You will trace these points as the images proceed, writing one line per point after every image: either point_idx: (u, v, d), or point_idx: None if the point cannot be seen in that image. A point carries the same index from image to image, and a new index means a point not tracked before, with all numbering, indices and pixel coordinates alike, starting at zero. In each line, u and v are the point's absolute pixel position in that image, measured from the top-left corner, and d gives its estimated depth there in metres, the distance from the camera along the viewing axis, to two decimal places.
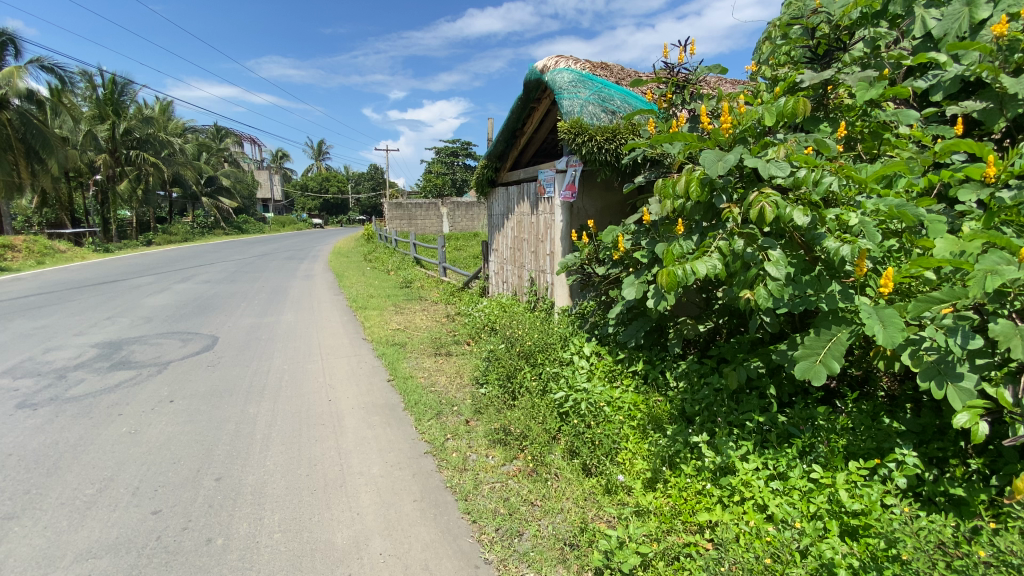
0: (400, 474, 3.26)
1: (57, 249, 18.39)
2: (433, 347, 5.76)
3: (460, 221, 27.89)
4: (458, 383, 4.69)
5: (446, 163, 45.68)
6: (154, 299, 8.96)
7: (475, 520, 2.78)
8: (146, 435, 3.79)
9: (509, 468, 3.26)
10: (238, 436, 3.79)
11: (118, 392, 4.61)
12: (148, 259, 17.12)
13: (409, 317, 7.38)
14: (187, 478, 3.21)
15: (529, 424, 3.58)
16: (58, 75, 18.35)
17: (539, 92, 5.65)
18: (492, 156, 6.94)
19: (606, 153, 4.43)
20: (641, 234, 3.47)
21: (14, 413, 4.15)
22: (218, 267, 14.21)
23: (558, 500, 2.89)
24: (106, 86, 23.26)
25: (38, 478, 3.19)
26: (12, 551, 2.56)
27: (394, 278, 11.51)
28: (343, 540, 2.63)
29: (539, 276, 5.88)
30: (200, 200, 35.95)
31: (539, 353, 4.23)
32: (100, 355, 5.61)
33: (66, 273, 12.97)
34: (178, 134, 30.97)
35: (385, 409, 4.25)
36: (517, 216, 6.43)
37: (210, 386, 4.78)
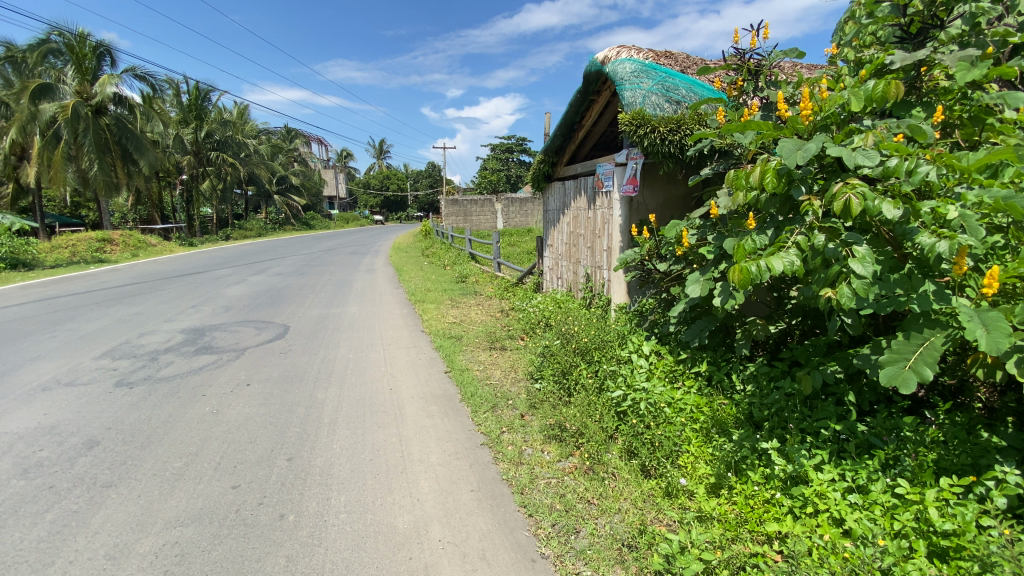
0: (457, 463, 3.32)
1: (151, 244, 20.17)
2: (488, 341, 5.82)
3: (514, 216, 27.90)
4: (513, 377, 4.71)
5: (502, 161, 46.10)
6: (232, 290, 9.65)
7: (532, 514, 2.78)
8: (226, 415, 4.09)
9: (565, 465, 3.23)
10: (308, 419, 4.01)
11: (201, 374, 4.99)
12: (227, 253, 18.49)
13: (465, 311, 7.50)
14: (263, 457, 3.43)
15: (586, 421, 3.52)
16: (149, 83, 20.12)
17: (599, 85, 5.55)
18: (550, 151, 6.89)
19: (669, 144, 4.29)
20: (707, 229, 3.35)
21: (113, 390, 4.60)
22: (288, 261, 15.06)
23: (616, 500, 2.83)
24: (191, 93, 25.21)
25: (134, 451, 3.52)
26: (110, 516, 2.82)
27: (451, 273, 11.72)
28: (404, 524, 2.72)
29: (595, 272, 5.80)
30: (272, 198, 38.33)
31: (596, 351, 4.16)
32: (187, 340, 6.10)
33: (157, 265, 14.25)
34: (253, 136, 33.16)
35: (443, 399, 4.34)
36: (574, 211, 6.35)
37: (282, 372, 5.08)
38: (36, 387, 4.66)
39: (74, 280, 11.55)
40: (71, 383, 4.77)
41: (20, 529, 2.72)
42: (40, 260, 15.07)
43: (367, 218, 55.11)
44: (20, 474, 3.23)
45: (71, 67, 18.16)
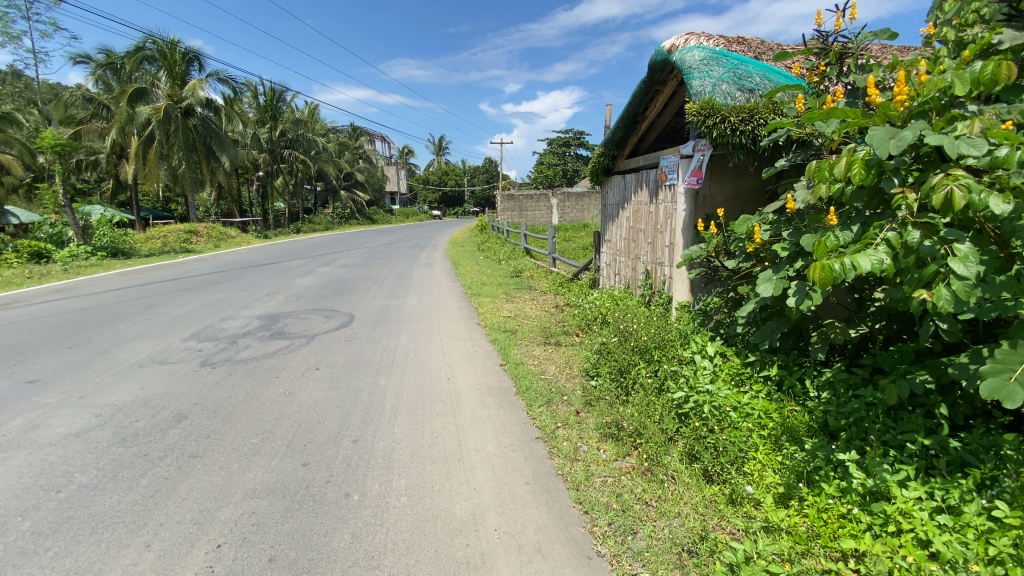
0: (513, 455, 3.35)
1: (230, 236, 21.72)
2: (543, 336, 5.81)
3: (570, 211, 27.57)
4: (569, 372, 4.68)
5: (558, 155, 46.02)
6: (302, 280, 10.21)
7: (588, 511, 2.75)
8: (298, 396, 4.35)
9: (622, 465, 3.17)
10: (371, 404, 4.19)
11: (276, 357, 5.34)
12: (297, 245, 19.61)
13: (519, 305, 7.53)
14: (330, 438, 3.62)
15: (644, 421, 3.42)
16: (232, 86, 21.65)
17: (664, 74, 5.37)
18: (610, 143, 6.73)
19: (740, 135, 4.09)
20: (782, 225, 3.17)
21: (199, 369, 5.02)
22: (353, 254, 15.77)
23: (675, 503, 2.75)
24: (268, 95, 26.88)
25: (216, 426, 3.82)
26: (197, 484, 3.08)
27: (506, 267, 11.83)
28: (461, 511, 2.78)
29: (655, 268, 5.64)
30: (338, 194, 40.25)
31: (656, 350, 4.04)
32: (263, 326, 6.54)
33: (237, 256, 15.35)
34: (322, 134, 34.90)
35: (498, 391, 4.40)
36: (634, 205, 6.19)
37: (348, 358, 5.33)
38: (133, 363, 5.16)
39: (167, 268, 12.68)
40: (163, 361, 5.25)
41: (119, 491, 3.02)
42: (136, 249, 16.61)
43: (425, 213, 56.61)
44: (119, 442, 3.59)
45: (163, 72, 19.77)
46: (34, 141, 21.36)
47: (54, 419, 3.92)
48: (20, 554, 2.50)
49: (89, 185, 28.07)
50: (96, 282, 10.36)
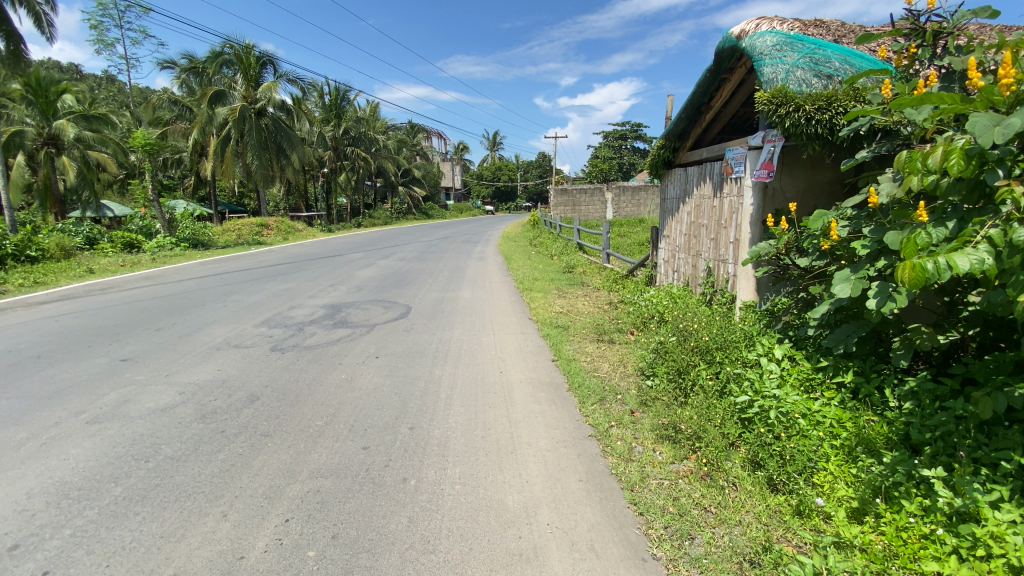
0: (566, 451, 3.33)
1: (297, 229, 22.91)
2: (596, 333, 5.73)
3: (625, 206, 26.94)
4: (622, 371, 4.58)
5: (613, 149, 45.37)
6: (362, 272, 10.63)
7: (643, 512, 2.70)
8: (359, 382, 4.55)
9: (679, 468, 3.07)
10: (426, 393, 4.31)
11: (339, 345, 5.60)
12: (357, 238, 20.41)
13: (572, 301, 7.46)
14: (389, 423, 3.75)
15: (704, 424, 3.29)
16: (300, 87, 22.79)
17: (732, 62, 5.14)
18: (672, 135, 6.52)
19: (816, 125, 3.85)
20: (862, 220, 2.96)
21: (270, 353, 5.35)
22: (409, 248, 16.24)
23: (736, 511, 2.64)
24: (333, 94, 28.11)
25: (285, 407, 4.07)
26: (268, 461, 3.29)
27: (558, 263, 11.77)
28: (514, 503, 2.80)
29: (718, 266, 5.43)
30: (396, 189, 41.53)
31: (717, 351, 3.88)
32: (327, 314, 6.87)
33: (302, 248, 16.20)
34: (382, 132, 36.08)
35: (550, 387, 4.39)
36: (696, 199, 5.97)
37: (405, 348, 5.50)
38: (212, 346, 5.57)
39: (241, 258, 13.59)
40: (238, 345, 5.64)
41: (200, 464, 3.28)
42: (214, 241, 17.89)
43: (478, 208, 57.37)
44: (200, 418, 3.89)
45: (240, 75, 21.10)
46: (129, 141, 23.46)
47: (145, 395, 4.31)
48: (114, 517, 2.76)
49: (174, 181, 30.47)
50: (179, 271, 11.25)
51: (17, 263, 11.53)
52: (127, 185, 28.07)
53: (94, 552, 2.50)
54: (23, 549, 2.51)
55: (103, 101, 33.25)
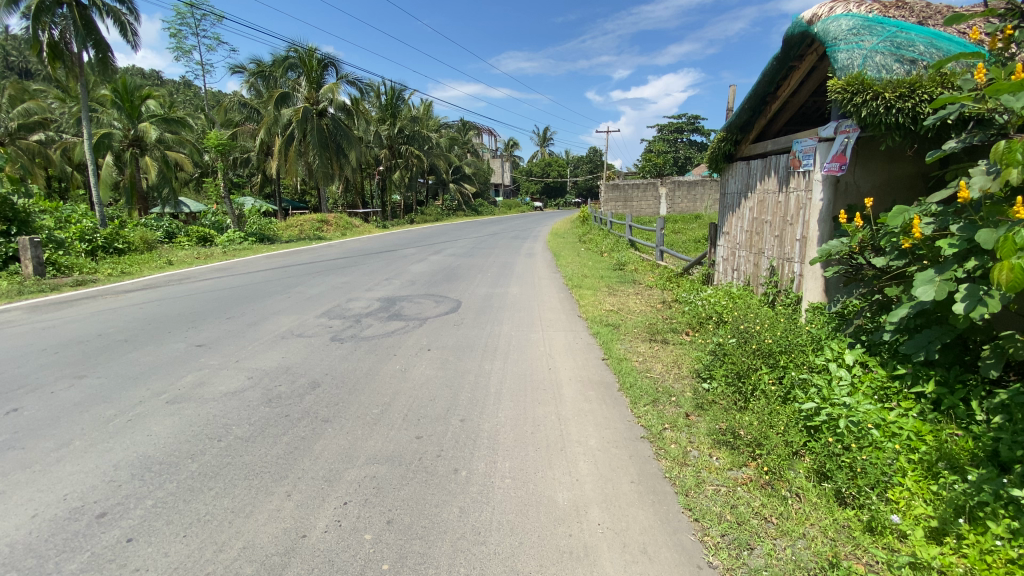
0: (617, 452, 3.28)
1: (354, 225, 23.76)
2: (648, 332, 5.59)
3: (680, 202, 26.08)
4: (677, 372, 4.45)
5: (668, 143, 44.17)
6: (415, 267, 10.90)
7: (698, 518, 2.61)
8: (412, 373, 4.67)
9: (737, 475, 2.95)
10: (476, 386, 4.37)
11: (393, 337, 5.78)
12: (410, 234, 20.94)
13: (623, 300, 7.32)
14: (441, 415, 3.83)
15: (765, 431, 3.15)
16: (359, 87, 23.60)
17: (803, 48, 4.85)
18: (733, 127, 6.21)
19: (897, 114, 3.56)
20: (950, 217, 2.72)
21: (330, 343, 5.60)
22: (460, 244, 16.48)
23: (800, 523, 2.51)
24: (389, 94, 28.92)
25: (344, 394, 4.25)
26: (328, 445, 3.45)
27: (609, 259, 11.58)
28: (564, 501, 2.79)
29: (783, 265, 5.16)
30: (447, 186, 42.24)
31: (781, 355, 3.69)
32: (382, 307, 7.10)
33: (359, 243, 16.80)
34: (435, 129, 36.76)
35: (601, 386, 4.33)
36: (760, 195, 5.70)
37: (456, 342, 5.59)
38: (277, 335, 5.89)
39: (302, 253, 14.28)
40: (301, 334, 5.93)
41: (267, 445, 3.48)
42: (278, 236, 18.90)
43: (528, 205, 57.45)
44: (267, 402, 4.13)
45: (303, 77, 22.11)
46: (204, 142, 25.16)
47: (218, 379, 4.63)
48: (190, 491, 2.98)
49: (243, 179, 32.41)
50: (247, 264, 11.97)
51: (107, 254, 12.65)
52: (201, 183, 30.14)
53: (173, 523, 2.71)
54: (110, 517, 2.75)
55: (181, 106, 35.83)
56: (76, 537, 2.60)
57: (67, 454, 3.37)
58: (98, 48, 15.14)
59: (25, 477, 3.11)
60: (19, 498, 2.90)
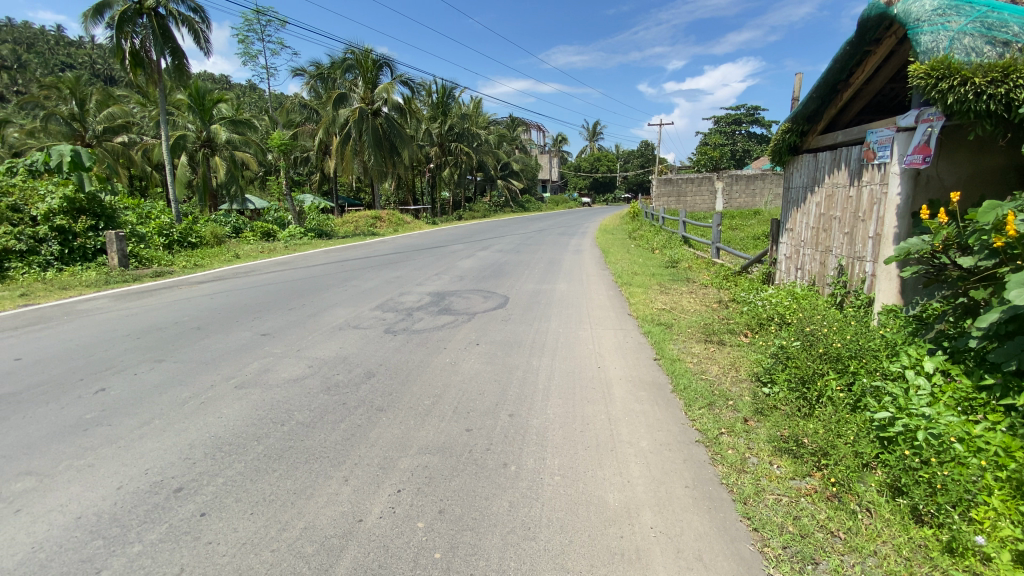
0: (670, 455, 3.20)
1: (405, 221, 24.38)
2: (703, 333, 5.41)
3: (738, 196, 24.97)
4: (734, 375, 4.28)
5: (724, 136, 42.50)
6: (464, 263, 11.06)
7: (757, 528, 2.51)
8: (461, 367, 4.75)
9: (801, 486, 2.81)
10: (525, 382, 4.38)
11: (443, 330, 5.89)
12: (459, 230, 21.25)
13: (676, 298, 7.11)
14: (490, 409, 3.87)
15: (832, 441, 2.98)
16: (412, 86, 24.15)
17: (879, 32, 4.53)
18: (800, 118, 5.89)
19: (988, 100, 3.25)
20: None
21: (383, 335, 5.79)
22: (508, 240, 16.56)
23: (871, 539, 2.37)
24: (440, 92, 29.42)
25: (397, 385, 4.38)
26: (383, 433, 3.57)
27: (660, 257, 11.28)
28: (615, 502, 2.75)
29: (854, 264, 4.85)
30: (496, 182, 42.53)
31: (851, 361, 3.47)
32: (432, 301, 7.25)
33: (410, 239, 17.22)
34: (485, 126, 37.08)
35: (653, 387, 4.23)
36: (828, 189, 5.37)
37: (504, 337, 5.63)
38: (335, 326, 6.15)
39: (356, 248, 14.80)
40: (356, 326, 6.16)
41: (326, 431, 3.65)
42: (335, 231, 19.70)
43: (576, 201, 56.93)
44: (325, 390, 4.33)
45: (359, 78, 22.87)
46: (268, 142, 26.56)
47: (281, 366, 4.89)
48: (257, 471, 3.17)
49: (302, 177, 33.98)
50: (306, 258, 12.55)
51: (182, 248, 13.64)
52: (265, 181, 31.86)
53: (241, 500, 2.89)
54: (186, 492, 2.97)
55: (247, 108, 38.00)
56: (156, 509, 2.82)
57: (148, 432, 3.66)
58: (173, 55, 16.24)
59: (112, 451, 3.40)
60: (107, 471, 3.18)
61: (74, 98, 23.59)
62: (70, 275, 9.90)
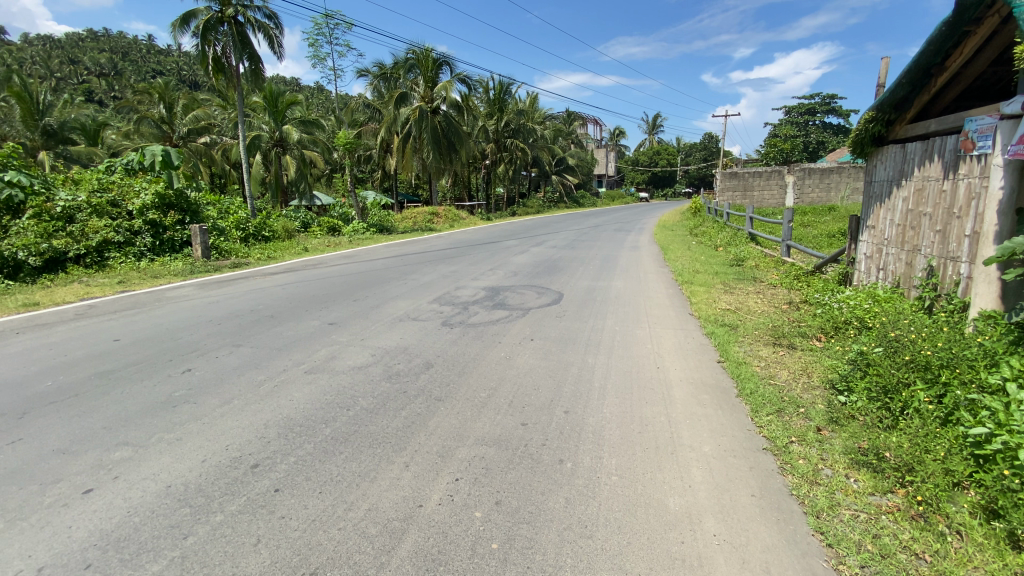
0: (735, 462, 3.07)
1: (461, 217, 24.81)
2: (772, 335, 5.14)
3: (811, 191, 23.43)
4: (805, 382, 4.04)
5: (795, 127, 39.99)
6: (518, 258, 11.10)
7: (832, 544, 2.37)
8: (516, 361, 4.79)
9: (881, 502, 2.62)
10: (581, 379, 4.36)
11: (499, 325, 5.96)
12: (513, 226, 21.35)
13: (741, 298, 6.81)
14: (546, 404, 3.88)
15: (919, 456, 2.75)
16: (470, 83, 24.44)
17: (981, 9, 4.15)
18: (886, 106, 5.42)
19: None
20: None
21: (441, 327, 5.94)
22: (562, 236, 16.45)
23: (961, 564, 2.17)
24: (497, 88, 29.59)
25: (455, 376, 4.48)
26: (442, 422, 3.68)
27: (724, 255, 10.81)
28: (676, 506, 2.68)
29: (946, 265, 4.45)
30: (551, 178, 42.31)
31: (942, 370, 3.19)
32: (488, 296, 7.35)
33: (466, 235, 17.52)
34: (541, 122, 36.93)
35: (717, 390, 4.08)
36: (918, 183, 4.94)
37: (559, 333, 5.62)
38: (395, 317, 6.38)
39: (414, 243, 15.22)
40: (415, 318, 6.35)
41: (388, 417, 3.80)
42: (395, 227, 20.35)
43: (632, 196, 55.61)
44: (387, 378, 4.51)
45: (420, 77, 23.41)
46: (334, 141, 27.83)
47: (346, 354, 5.14)
48: (325, 452, 3.35)
49: (364, 174, 35.33)
50: (368, 252, 13.07)
51: (257, 241, 14.59)
52: (331, 178, 33.40)
53: (311, 479, 3.07)
54: (262, 468, 3.19)
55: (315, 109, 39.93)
56: (236, 482, 3.05)
57: (228, 410, 3.97)
58: (251, 60, 17.27)
59: (197, 427, 3.71)
60: (192, 445, 3.48)
61: (163, 102, 25.61)
62: (160, 265, 10.84)
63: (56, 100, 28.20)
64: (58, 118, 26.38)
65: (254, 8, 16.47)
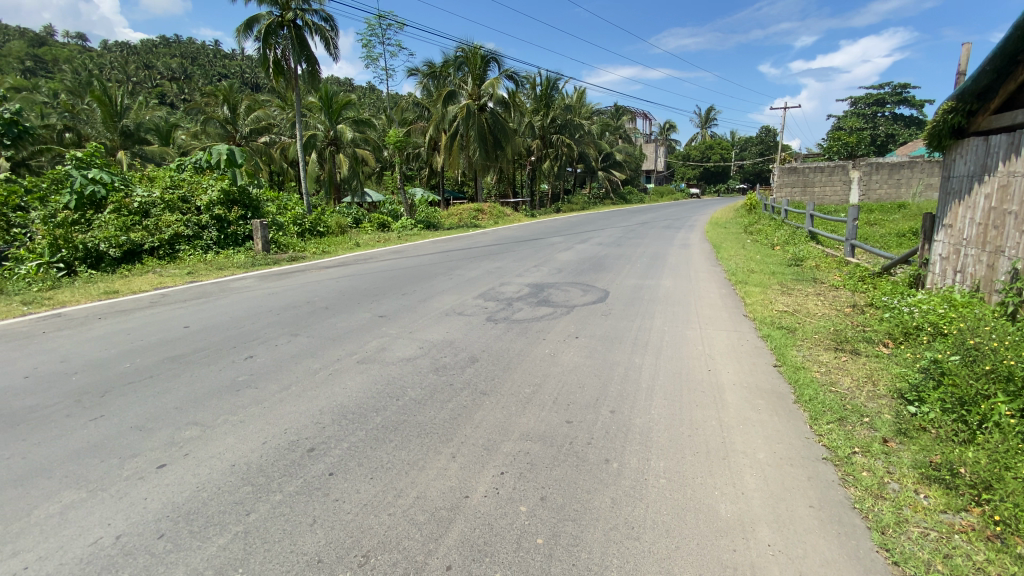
0: (791, 470, 2.95)
1: (506, 214, 24.90)
2: (833, 340, 4.86)
3: (878, 187, 21.91)
4: (870, 390, 3.81)
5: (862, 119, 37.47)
6: (563, 255, 11.04)
7: (898, 562, 2.24)
8: (561, 358, 4.78)
9: (954, 521, 2.44)
10: (627, 379, 4.30)
11: (544, 321, 5.97)
12: (559, 223, 21.22)
13: (799, 300, 6.49)
14: (591, 403, 3.86)
15: (1000, 473, 2.54)
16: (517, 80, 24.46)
17: None
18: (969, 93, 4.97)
19: None
20: None
21: (486, 322, 6.01)
22: (608, 233, 16.21)
23: None
24: (545, 84, 29.44)
25: (499, 371, 4.53)
26: (487, 416, 3.73)
27: (780, 254, 10.31)
28: (727, 512, 2.61)
29: None
30: (597, 175, 41.71)
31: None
32: (532, 292, 7.36)
33: (511, 231, 17.58)
34: (588, 118, 36.44)
35: (772, 395, 3.92)
36: (1005, 178, 4.54)
37: (604, 331, 5.56)
38: (442, 312, 6.50)
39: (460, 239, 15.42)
40: (461, 312, 6.46)
41: (435, 408, 3.90)
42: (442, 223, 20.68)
43: (682, 193, 53.97)
44: (434, 370, 4.61)
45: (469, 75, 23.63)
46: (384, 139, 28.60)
47: (395, 346, 5.29)
48: (376, 440, 3.48)
49: (413, 171, 36.06)
50: (415, 248, 13.37)
51: (312, 236, 15.24)
52: (380, 175, 34.32)
53: (362, 465, 3.20)
54: (317, 452, 3.35)
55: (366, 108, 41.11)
56: (293, 464, 3.22)
57: (286, 396, 4.18)
58: (308, 62, 17.98)
59: (258, 411, 3.94)
60: (254, 427, 3.69)
61: (227, 104, 27.09)
62: (224, 258, 11.51)
63: (133, 104, 30.38)
64: (134, 120, 28.39)
65: (311, 11, 17.09)
